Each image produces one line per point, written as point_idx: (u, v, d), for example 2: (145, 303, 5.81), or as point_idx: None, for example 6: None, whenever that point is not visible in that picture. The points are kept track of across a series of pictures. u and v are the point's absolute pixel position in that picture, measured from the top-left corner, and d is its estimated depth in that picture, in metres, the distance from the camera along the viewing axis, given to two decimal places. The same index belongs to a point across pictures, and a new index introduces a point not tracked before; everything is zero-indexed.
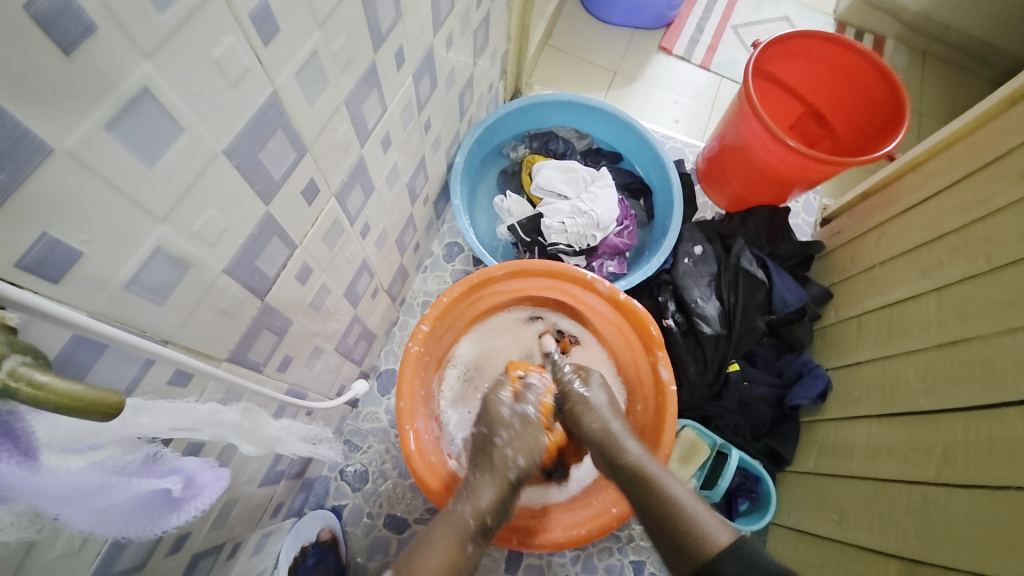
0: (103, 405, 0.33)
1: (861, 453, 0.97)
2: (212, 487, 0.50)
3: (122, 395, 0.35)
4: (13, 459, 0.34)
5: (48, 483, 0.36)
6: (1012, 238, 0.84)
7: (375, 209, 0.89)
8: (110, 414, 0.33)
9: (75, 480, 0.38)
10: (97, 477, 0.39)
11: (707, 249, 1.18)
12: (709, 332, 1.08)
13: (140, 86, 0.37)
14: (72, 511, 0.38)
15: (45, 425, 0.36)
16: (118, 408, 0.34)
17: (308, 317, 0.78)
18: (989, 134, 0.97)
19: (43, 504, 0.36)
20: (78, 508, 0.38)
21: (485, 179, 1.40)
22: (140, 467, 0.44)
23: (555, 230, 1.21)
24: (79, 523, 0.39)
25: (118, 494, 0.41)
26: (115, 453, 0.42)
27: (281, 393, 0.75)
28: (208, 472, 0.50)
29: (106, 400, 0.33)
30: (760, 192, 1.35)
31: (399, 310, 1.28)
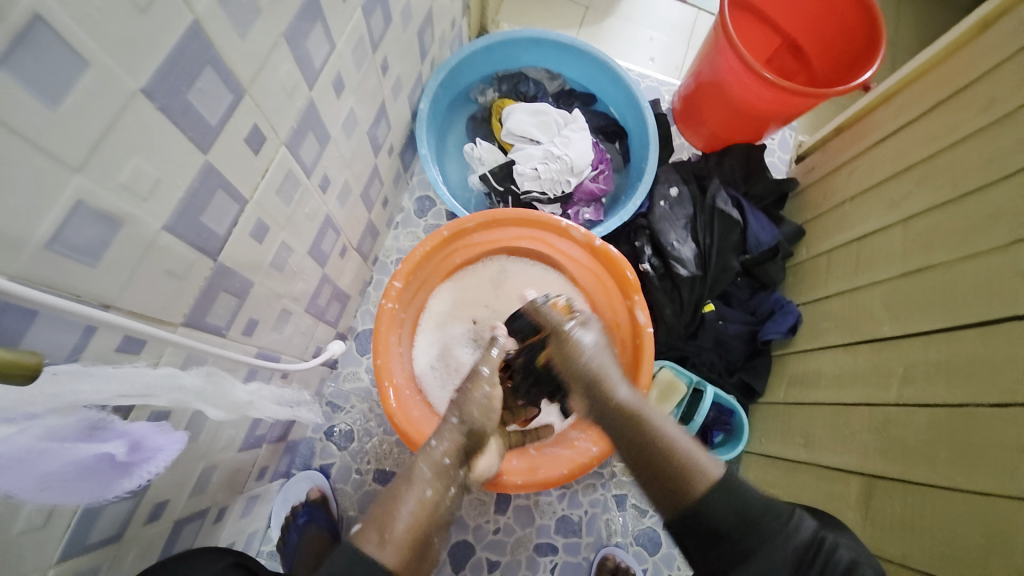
0: (20, 367, 0.31)
1: (826, 381, 1.02)
2: (167, 449, 0.49)
3: (40, 354, 0.33)
4: None
5: None
6: (975, 164, 0.85)
7: (334, 162, 0.84)
8: (30, 376, 0.31)
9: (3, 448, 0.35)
10: (29, 444, 0.37)
11: (683, 191, 1.16)
12: (685, 274, 1.08)
13: (22, 7, 0.32)
14: (11, 480, 0.36)
15: None
16: (38, 369, 0.32)
17: (271, 278, 0.75)
18: (958, 63, 0.95)
19: None
20: (17, 475, 0.37)
21: (453, 127, 1.33)
22: (78, 434, 0.42)
23: (528, 176, 1.17)
24: (21, 492, 0.37)
25: (58, 458, 0.39)
26: (50, 422, 0.39)
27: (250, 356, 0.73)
28: (159, 435, 0.49)
29: (23, 361, 0.31)
30: (736, 131, 1.32)
31: (372, 269, 1.25)
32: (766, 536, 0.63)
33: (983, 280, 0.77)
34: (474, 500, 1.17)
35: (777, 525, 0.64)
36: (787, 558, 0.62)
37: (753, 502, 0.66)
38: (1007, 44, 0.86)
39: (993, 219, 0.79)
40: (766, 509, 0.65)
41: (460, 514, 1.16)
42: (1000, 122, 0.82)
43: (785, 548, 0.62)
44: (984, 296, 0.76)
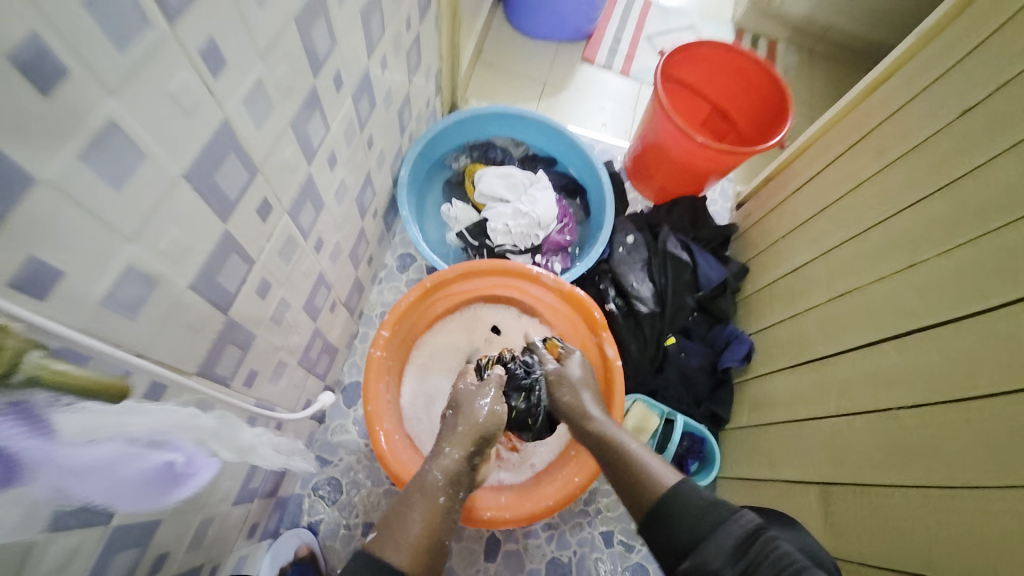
0: (115, 389, 0.45)
1: (782, 401, 1.12)
2: (205, 469, 0.58)
3: (122, 383, 0.46)
4: (35, 436, 0.38)
5: (71, 456, 0.41)
6: (895, 178, 0.98)
7: (327, 225, 0.94)
8: (117, 395, 0.45)
9: (94, 455, 0.43)
10: (118, 450, 0.45)
11: (638, 238, 1.30)
12: (646, 311, 1.20)
13: (110, 121, 0.42)
14: (97, 482, 0.44)
15: (66, 415, 0.40)
16: (122, 391, 0.45)
17: (270, 331, 0.82)
18: (888, 90, 1.09)
19: (62, 478, 0.41)
20: (100, 479, 0.44)
21: (431, 190, 1.47)
22: (148, 446, 0.49)
23: (500, 231, 1.30)
24: (96, 492, 0.45)
25: (133, 465, 0.47)
26: (132, 430, 0.46)
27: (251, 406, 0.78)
28: (202, 456, 0.57)
29: (116, 385, 0.45)
30: (681, 184, 1.50)
31: (358, 322, 1.31)
32: (718, 525, 0.67)
33: (892, 296, 0.92)
34: (465, 546, 1.18)
35: (723, 513, 0.68)
36: (724, 544, 0.65)
37: (696, 507, 0.71)
38: (887, 106, 1.07)
39: (892, 245, 0.95)
40: (711, 506, 0.70)
41: (451, 563, 1.17)
42: (887, 167, 1.01)
43: (734, 528, 0.66)
44: (895, 308, 0.90)
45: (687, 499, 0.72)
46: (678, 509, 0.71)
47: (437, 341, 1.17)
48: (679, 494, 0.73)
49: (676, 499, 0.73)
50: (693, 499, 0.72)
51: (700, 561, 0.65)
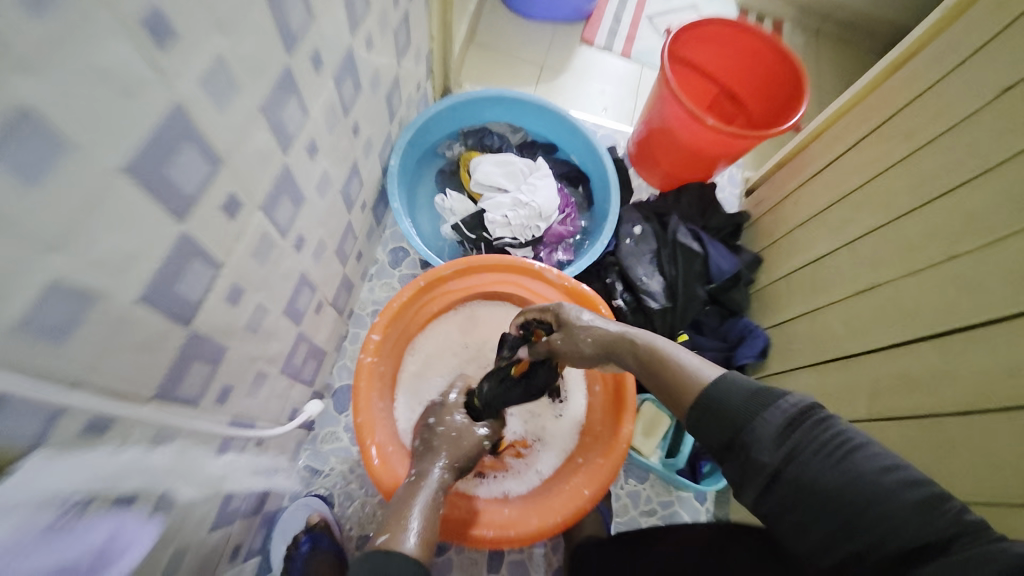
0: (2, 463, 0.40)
1: (803, 402, 1.05)
2: (142, 540, 0.54)
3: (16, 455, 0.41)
4: None
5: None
6: (988, 144, 0.80)
7: (308, 221, 0.85)
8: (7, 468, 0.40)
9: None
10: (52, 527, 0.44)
11: (646, 228, 1.22)
12: (657, 307, 1.09)
13: (16, 104, 0.33)
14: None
15: None
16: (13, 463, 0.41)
17: (246, 341, 0.74)
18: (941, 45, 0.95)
19: None
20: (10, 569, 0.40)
21: (423, 180, 1.38)
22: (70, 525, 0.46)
23: (498, 223, 1.21)
24: None
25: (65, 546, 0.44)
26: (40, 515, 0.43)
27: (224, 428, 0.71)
28: (143, 527, 0.55)
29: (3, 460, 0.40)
30: (688, 171, 1.43)
31: (347, 323, 1.23)
32: (749, 416, 0.60)
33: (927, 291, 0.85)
34: (465, 558, 1.12)
35: (768, 396, 0.61)
36: (775, 419, 0.59)
37: (737, 393, 0.63)
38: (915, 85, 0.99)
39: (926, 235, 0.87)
40: (754, 396, 0.62)
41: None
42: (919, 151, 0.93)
43: (773, 415, 0.59)
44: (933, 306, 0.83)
45: (728, 384, 0.65)
46: (709, 408, 0.65)
47: (432, 343, 1.09)
48: (722, 385, 0.65)
49: (717, 394, 0.65)
50: (735, 386, 0.65)
51: (757, 451, 0.58)
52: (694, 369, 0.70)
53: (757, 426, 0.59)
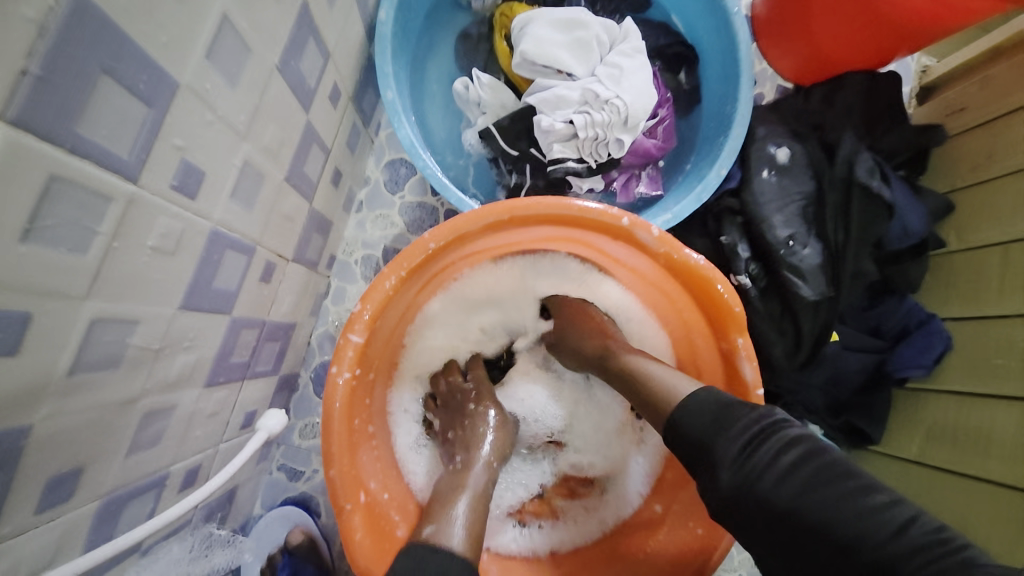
0: None
1: (1000, 450, 0.69)
2: None
3: None
4: None
5: None
6: None
7: (201, 137, 0.43)
8: None
9: None
10: None
11: (795, 154, 0.78)
12: (809, 294, 0.71)
13: None
14: None
15: None
16: None
17: (82, 385, 0.38)
18: None
19: None
20: None
21: (435, 51, 0.87)
22: None
23: (558, 134, 0.74)
24: None
25: None
26: None
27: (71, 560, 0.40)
28: None
29: None
30: (854, 50, 0.85)
31: (327, 275, 0.85)
32: (722, 438, 0.46)
33: None
34: None
35: (734, 412, 0.46)
36: (738, 445, 0.44)
37: (704, 411, 0.48)
38: None
39: None
40: (717, 414, 0.47)
41: None
42: None
43: (735, 434, 0.45)
44: None
45: (696, 402, 0.49)
46: (675, 441, 0.50)
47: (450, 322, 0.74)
48: (687, 412, 0.49)
49: (679, 426, 0.49)
50: (702, 401, 0.49)
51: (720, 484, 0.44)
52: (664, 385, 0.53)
53: (721, 451, 0.45)
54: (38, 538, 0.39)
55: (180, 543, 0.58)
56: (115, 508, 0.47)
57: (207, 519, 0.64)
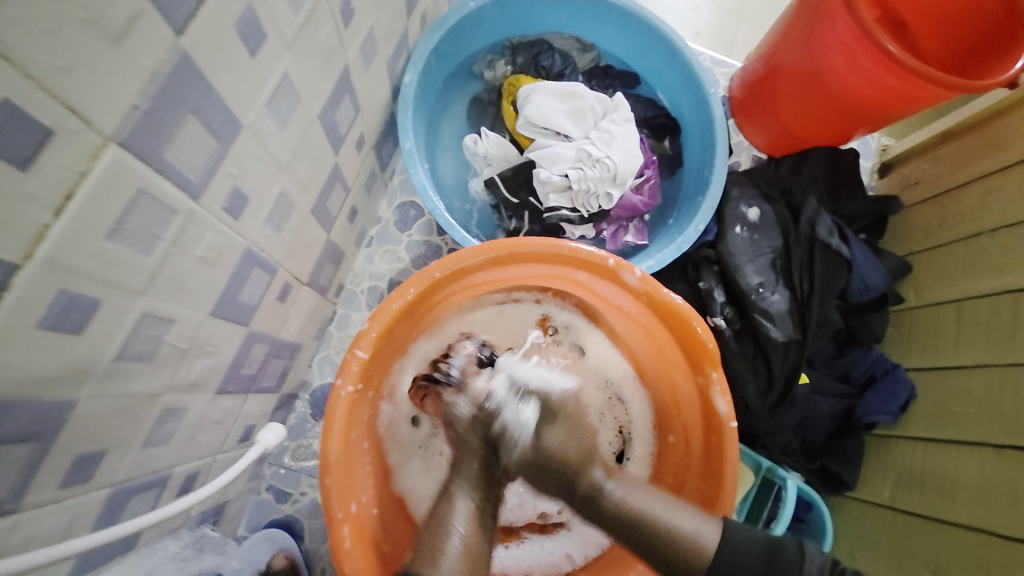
0: None
1: (965, 494, 0.73)
2: None
3: None
4: None
5: None
6: None
7: (252, 168, 0.50)
8: None
9: None
10: None
11: (765, 212, 0.87)
12: (778, 338, 0.79)
13: None
14: None
15: None
16: None
17: (122, 373, 0.43)
18: None
19: None
20: None
21: (450, 110, 0.99)
22: None
23: (554, 185, 0.83)
24: None
25: None
26: None
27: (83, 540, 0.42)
28: None
29: None
30: (817, 128, 0.97)
31: (334, 302, 0.90)
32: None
33: None
34: None
35: (785, 562, 0.56)
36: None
37: (754, 553, 0.57)
38: None
39: None
40: (770, 568, 0.56)
41: None
42: None
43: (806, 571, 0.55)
44: None
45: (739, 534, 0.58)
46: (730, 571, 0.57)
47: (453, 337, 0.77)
48: (728, 544, 0.57)
49: (725, 559, 0.57)
50: (750, 543, 0.58)
51: None
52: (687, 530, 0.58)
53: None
54: (54, 516, 0.42)
55: (175, 540, 0.60)
56: (120, 500, 0.49)
57: (200, 522, 0.67)
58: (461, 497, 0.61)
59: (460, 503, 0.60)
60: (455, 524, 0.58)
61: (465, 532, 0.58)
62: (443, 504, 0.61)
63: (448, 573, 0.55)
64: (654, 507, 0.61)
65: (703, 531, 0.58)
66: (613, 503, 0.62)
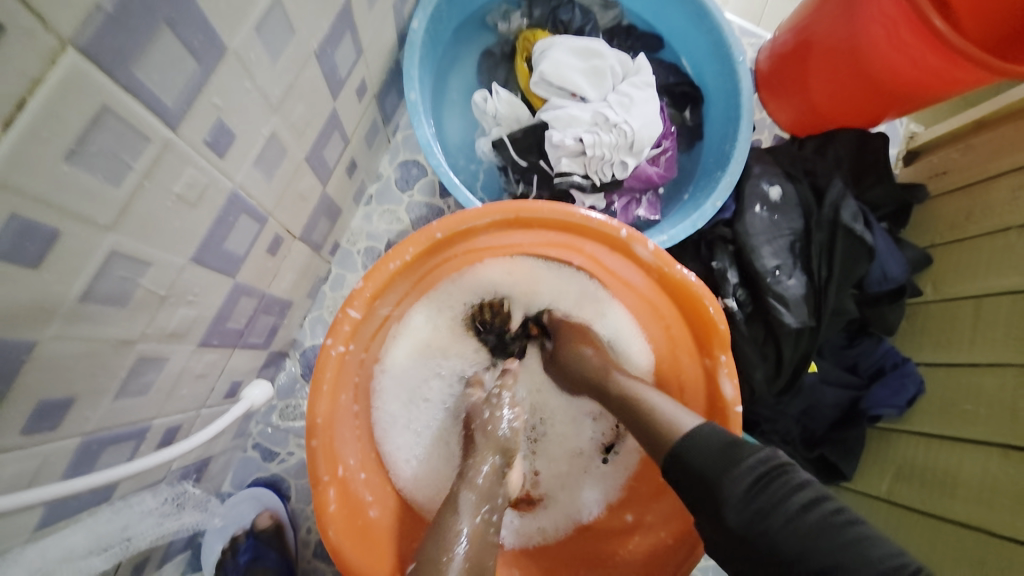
0: None
1: (966, 491, 0.72)
2: None
3: None
4: None
5: None
6: None
7: (238, 101, 0.45)
8: None
9: None
10: None
11: (787, 193, 0.83)
12: (790, 323, 0.76)
13: None
14: None
15: None
16: None
17: (90, 316, 0.39)
18: None
19: None
20: None
21: (459, 64, 0.92)
22: None
23: (567, 150, 0.78)
24: None
25: None
26: None
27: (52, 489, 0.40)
28: None
29: None
30: (847, 109, 0.91)
31: (329, 261, 0.86)
32: (715, 490, 0.48)
33: None
34: None
35: (739, 452, 0.49)
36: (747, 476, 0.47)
37: (712, 451, 0.51)
38: None
39: None
40: (725, 455, 0.50)
41: None
42: None
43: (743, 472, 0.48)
44: None
45: (704, 434, 0.52)
46: (680, 468, 0.52)
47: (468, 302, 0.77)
48: (695, 441, 0.52)
49: (681, 460, 0.52)
50: (711, 438, 0.52)
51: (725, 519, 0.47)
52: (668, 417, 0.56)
53: (725, 484, 0.48)
54: (17, 463, 0.39)
55: (153, 495, 0.58)
56: (93, 451, 0.47)
57: (182, 477, 0.65)
58: (472, 513, 0.57)
59: (469, 495, 0.59)
60: (463, 523, 0.56)
61: (470, 538, 0.55)
62: (445, 513, 0.57)
63: (451, 569, 0.51)
64: (660, 401, 0.58)
65: (683, 421, 0.55)
66: (621, 393, 0.61)
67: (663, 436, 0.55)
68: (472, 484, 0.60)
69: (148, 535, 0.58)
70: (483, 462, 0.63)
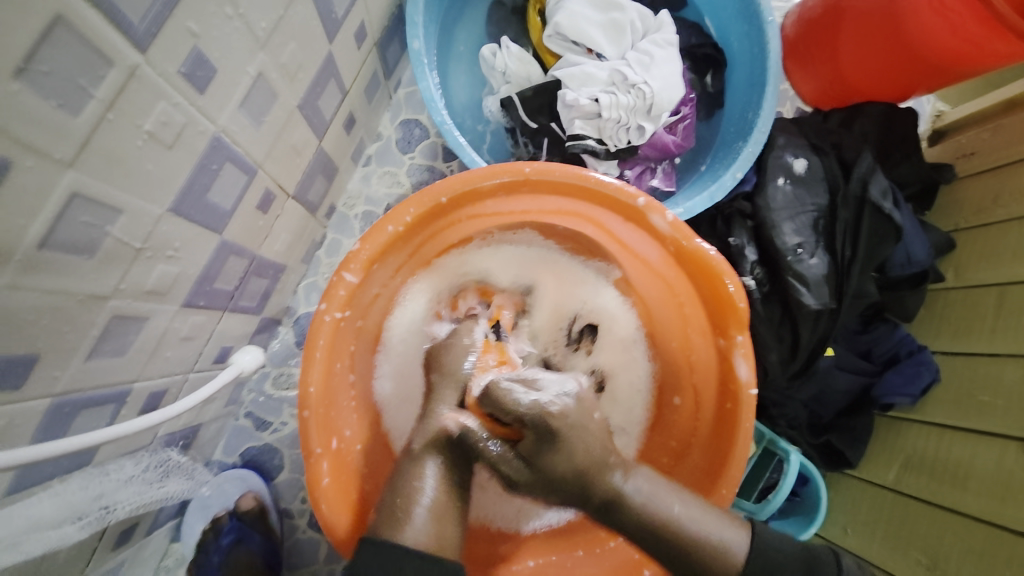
0: None
1: (977, 484, 0.70)
2: None
3: None
4: None
5: None
6: None
7: (219, 29, 0.40)
8: None
9: None
10: None
11: (813, 166, 0.79)
12: (811, 304, 0.72)
13: None
14: None
15: None
16: None
17: (51, 268, 0.36)
18: None
19: None
20: None
21: (468, 14, 0.85)
22: None
23: (580, 110, 0.73)
24: None
25: None
26: None
27: (21, 454, 0.37)
28: None
29: None
30: (877, 80, 0.84)
31: (325, 225, 0.82)
32: None
33: None
34: None
35: (824, 574, 0.52)
36: (827, 569, 0.50)
37: (791, 564, 0.52)
38: None
39: None
40: (811, 570, 0.52)
41: None
42: None
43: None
44: None
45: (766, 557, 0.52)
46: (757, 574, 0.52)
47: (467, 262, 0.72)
48: (758, 558, 0.52)
49: (754, 570, 0.51)
50: (787, 554, 0.53)
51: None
52: (716, 539, 0.51)
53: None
54: None
55: (134, 462, 0.56)
56: (66, 414, 0.43)
57: (166, 444, 0.62)
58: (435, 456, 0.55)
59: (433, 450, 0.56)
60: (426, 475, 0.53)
61: (437, 492, 0.53)
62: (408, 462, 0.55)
63: (415, 520, 0.50)
64: (687, 510, 0.52)
65: (732, 540, 0.52)
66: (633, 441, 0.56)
67: (724, 571, 0.51)
68: (439, 437, 0.57)
69: (130, 503, 0.56)
70: (454, 413, 0.60)
